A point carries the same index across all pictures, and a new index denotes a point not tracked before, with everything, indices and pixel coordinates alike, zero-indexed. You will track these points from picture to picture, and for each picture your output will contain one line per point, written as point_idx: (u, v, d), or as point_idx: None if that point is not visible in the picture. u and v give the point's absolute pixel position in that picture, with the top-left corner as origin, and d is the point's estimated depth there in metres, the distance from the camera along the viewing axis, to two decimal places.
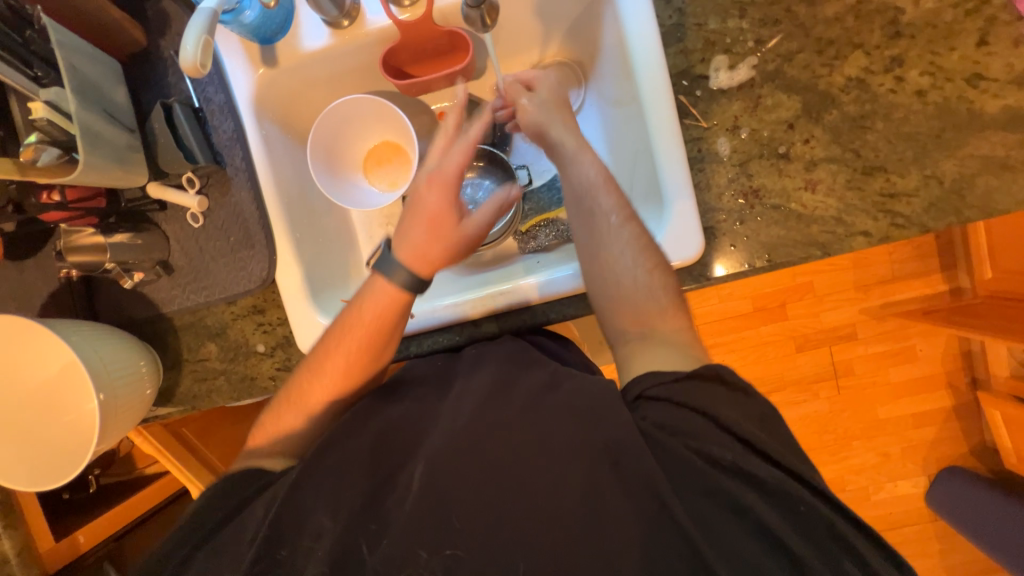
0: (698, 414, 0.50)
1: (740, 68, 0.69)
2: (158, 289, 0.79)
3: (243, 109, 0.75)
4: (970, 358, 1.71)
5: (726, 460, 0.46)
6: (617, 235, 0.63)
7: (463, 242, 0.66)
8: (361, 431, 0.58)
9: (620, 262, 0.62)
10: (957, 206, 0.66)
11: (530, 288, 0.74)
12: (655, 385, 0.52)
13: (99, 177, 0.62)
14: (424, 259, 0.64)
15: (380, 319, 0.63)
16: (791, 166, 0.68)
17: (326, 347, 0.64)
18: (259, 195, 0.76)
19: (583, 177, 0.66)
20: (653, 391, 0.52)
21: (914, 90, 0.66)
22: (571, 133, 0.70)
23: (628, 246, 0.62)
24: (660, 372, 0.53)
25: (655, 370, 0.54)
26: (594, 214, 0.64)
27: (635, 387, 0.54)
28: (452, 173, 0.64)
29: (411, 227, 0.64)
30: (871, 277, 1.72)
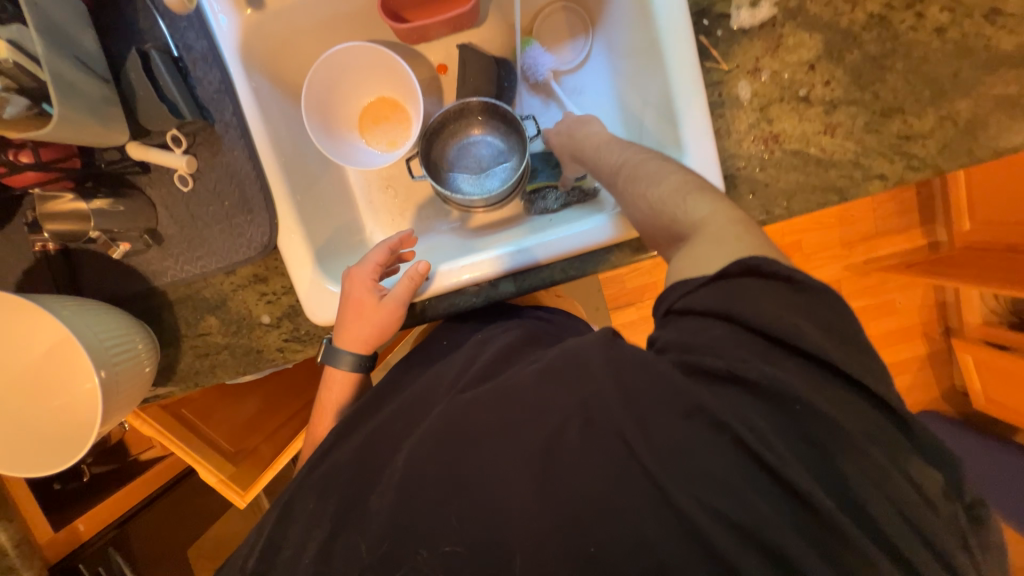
0: (727, 324, 0.45)
1: (762, 5, 0.66)
2: (149, 260, 0.73)
3: (228, 56, 0.68)
4: (944, 308, 1.80)
5: (722, 369, 0.43)
6: (646, 163, 0.62)
7: (390, 319, 0.70)
8: (349, 440, 0.63)
9: (652, 196, 0.58)
10: (970, 145, 0.67)
11: (536, 248, 0.72)
12: (688, 296, 0.48)
13: (76, 132, 0.55)
14: (357, 341, 0.71)
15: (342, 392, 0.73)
16: (811, 109, 0.67)
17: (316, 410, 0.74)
18: (254, 153, 0.70)
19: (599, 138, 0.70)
20: (681, 305, 0.48)
21: (934, 27, 0.65)
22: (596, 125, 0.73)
23: (659, 184, 0.59)
24: (685, 283, 0.49)
25: (681, 281, 0.50)
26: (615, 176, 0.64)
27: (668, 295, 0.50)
28: (370, 264, 0.72)
29: (341, 314, 0.71)
30: (856, 235, 1.76)
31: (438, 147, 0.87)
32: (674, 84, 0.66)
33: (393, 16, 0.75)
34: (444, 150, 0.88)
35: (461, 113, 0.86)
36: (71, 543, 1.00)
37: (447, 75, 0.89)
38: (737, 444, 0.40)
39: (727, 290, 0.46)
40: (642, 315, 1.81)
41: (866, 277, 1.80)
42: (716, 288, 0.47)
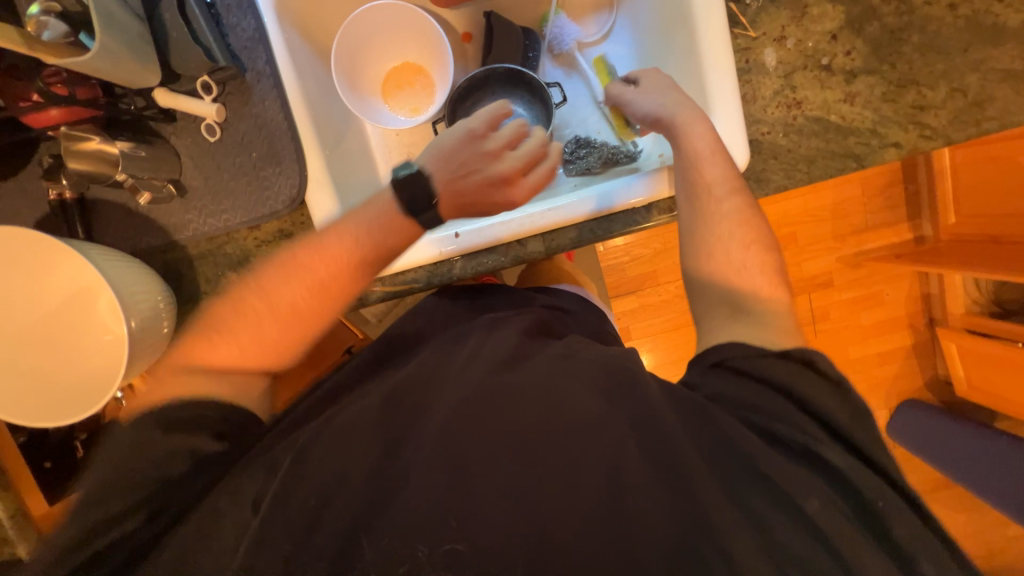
0: (779, 393, 0.50)
1: None
2: (171, 212, 0.72)
3: (260, 3, 0.66)
4: (929, 300, 1.88)
5: (794, 443, 0.48)
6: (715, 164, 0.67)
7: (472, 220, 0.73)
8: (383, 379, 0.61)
9: (721, 233, 0.64)
10: (978, 117, 0.71)
11: (580, 206, 0.74)
12: (739, 355, 0.54)
13: (114, 66, 0.54)
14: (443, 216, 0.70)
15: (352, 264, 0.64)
16: (832, 78, 0.70)
17: (304, 257, 0.63)
18: (286, 103, 0.69)
19: (681, 125, 0.69)
20: (736, 361, 0.54)
21: (947, 3, 0.68)
22: (682, 104, 0.70)
23: (727, 219, 0.65)
24: (746, 345, 0.55)
25: (740, 342, 0.56)
26: (697, 187, 0.67)
27: (718, 351, 0.56)
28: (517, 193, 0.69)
29: (462, 180, 0.67)
30: (847, 228, 1.83)
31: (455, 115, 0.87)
32: (703, 53, 0.70)
33: None
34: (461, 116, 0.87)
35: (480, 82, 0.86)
36: None
37: (471, 44, 0.90)
38: (764, 422, 0.49)
39: (768, 361, 0.52)
40: (642, 303, 1.83)
41: (857, 269, 1.87)
42: (772, 364, 0.52)
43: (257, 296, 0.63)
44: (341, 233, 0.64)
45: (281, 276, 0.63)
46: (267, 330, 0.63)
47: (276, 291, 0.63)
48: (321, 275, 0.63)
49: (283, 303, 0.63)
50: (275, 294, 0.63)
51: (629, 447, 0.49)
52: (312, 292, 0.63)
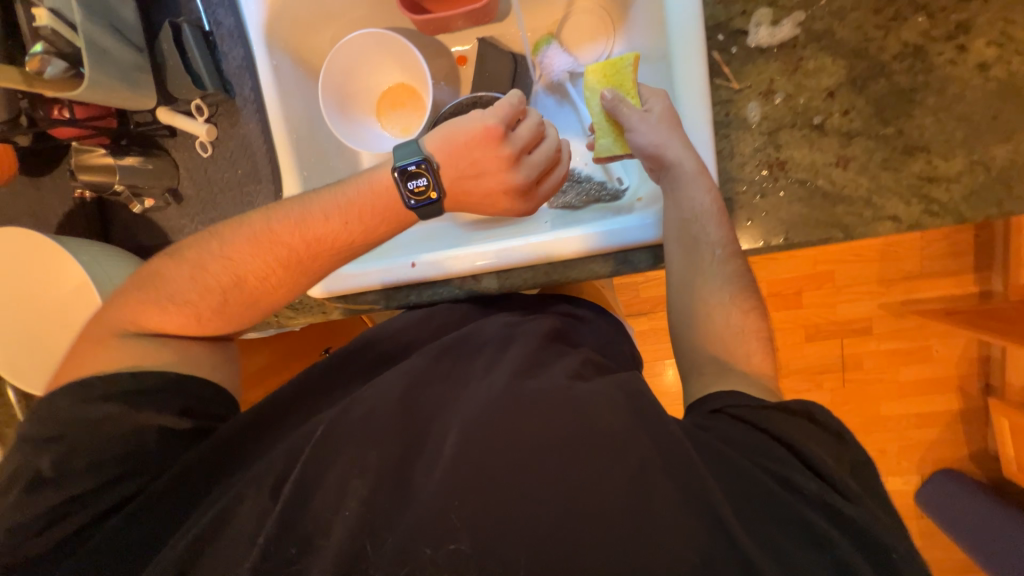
0: (779, 443, 0.48)
1: (784, 24, 0.62)
2: (168, 216, 0.79)
3: (251, 34, 0.72)
4: (986, 364, 1.66)
5: (801, 498, 0.43)
6: (720, 269, 0.62)
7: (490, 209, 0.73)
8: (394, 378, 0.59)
9: (719, 295, 0.61)
10: (1002, 196, 0.61)
11: (578, 242, 0.71)
12: (739, 404, 0.51)
13: (105, 95, 0.61)
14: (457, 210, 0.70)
15: (351, 232, 0.63)
16: (824, 139, 0.64)
17: (302, 214, 0.62)
18: (268, 128, 0.74)
19: (695, 205, 0.63)
20: (733, 408, 0.51)
21: (976, 62, 0.59)
22: (691, 153, 0.63)
23: (727, 281, 0.62)
24: (748, 396, 0.52)
25: (738, 391, 0.53)
26: (698, 243, 0.62)
27: (712, 401, 0.53)
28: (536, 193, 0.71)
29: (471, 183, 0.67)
30: (896, 273, 1.64)
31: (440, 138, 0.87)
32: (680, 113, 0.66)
33: (413, 6, 0.77)
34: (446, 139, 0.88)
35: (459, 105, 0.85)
36: None
37: (465, 67, 0.90)
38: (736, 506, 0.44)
39: (762, 412, 0.50)
40: (652, 326, 1.77)
41: (901, 319, 1.68)
42: (763, 412, 0.50)
43: (223, 263, 0.62)
44: (348, 196, 0.63)
45: (275, 232, 0.62)
46: (227, 302, 0.63)
47: (245, 262, 0.62)
48: (297, 255, 0.62)
49: (250, 277, 0.62)
50: (264, 244, 0.62)
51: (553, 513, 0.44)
52: (284, 271, 0.63)
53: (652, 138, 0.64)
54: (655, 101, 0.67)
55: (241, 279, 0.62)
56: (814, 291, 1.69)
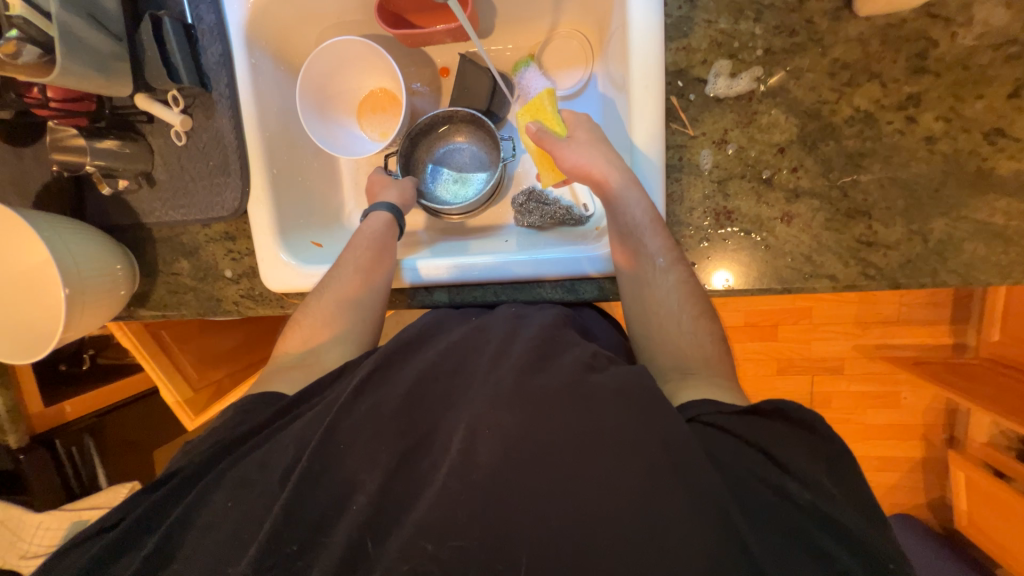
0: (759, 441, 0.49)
1: (741, 78, 0.64)
2: (140, 199, 0.81)
3: (233, 32, 0.75)
4: (953, 416, 1.62)
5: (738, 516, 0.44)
6: (664, 277, 0.64)
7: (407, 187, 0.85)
8: (400, 375, 0.59)
9: (667, 304, 0.63)
10: (936, 267, 0.63)
11: (588, 261, 0.73)
12: (713, 412, 0.52)
13: (78, 81, 0.63)
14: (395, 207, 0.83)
15: (372, 243, 0.76)
16: (771, 193, 0.65)
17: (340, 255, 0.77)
18: (240, 123, 0.77)
19: (630, 217, 0.65)
20: (709, 417, 0.52)
21: (924, 135, 0.61)
22: (620, 166, 0.67)
23: (674, 289, 0.63)
24: (719, 403, 0.53)
25: (713, 400, 0.54)
26: (640, 258, 0.65)
27: (689, 409, 0.54)
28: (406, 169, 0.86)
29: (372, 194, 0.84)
30: (873, 316, 1.58)
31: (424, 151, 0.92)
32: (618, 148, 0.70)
33: (393, 18, 0.78)
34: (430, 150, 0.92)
35: (444, 121, 0.90)
36: (55, 422, 1.13)
37: (448, 78, 0.91)
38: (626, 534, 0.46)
39: (728, 415, 0.51)
40: None
41: (872, 363, 1.62)
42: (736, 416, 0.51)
43: (308, 307, 0.72)
44: (360, 231, 0.78)
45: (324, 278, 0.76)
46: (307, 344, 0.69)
47: (328, 294, 0.72)
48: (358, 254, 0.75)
49: (337, 296, 0.72)
50: (318, 291, 0.74)
51: (449, 535, 0.45)
52: (357, 274, 0.73)
53: (581, 158, 0.69)
54: (578, 124, 0.73)
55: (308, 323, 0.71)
56: (792, 326, 1.62)
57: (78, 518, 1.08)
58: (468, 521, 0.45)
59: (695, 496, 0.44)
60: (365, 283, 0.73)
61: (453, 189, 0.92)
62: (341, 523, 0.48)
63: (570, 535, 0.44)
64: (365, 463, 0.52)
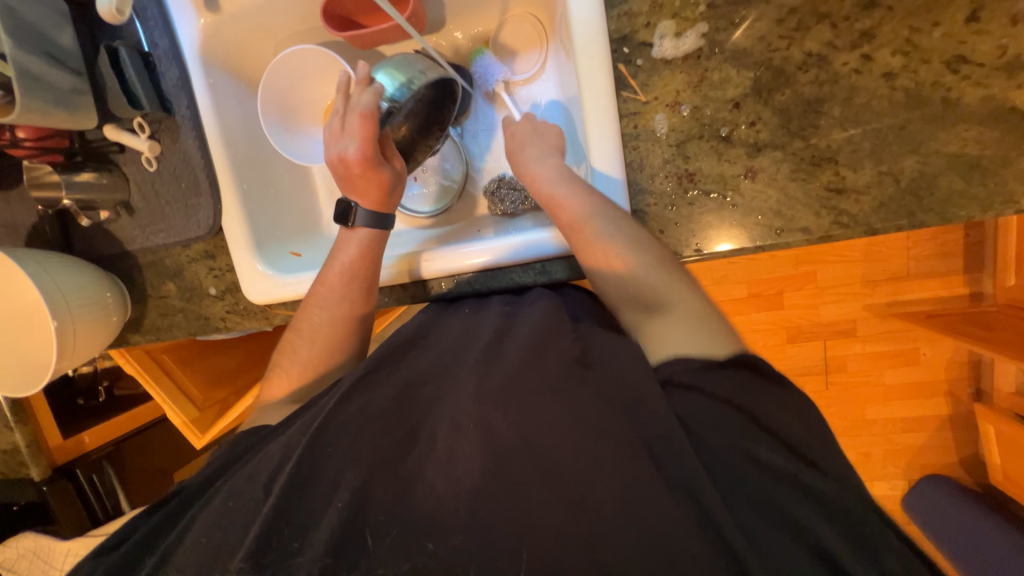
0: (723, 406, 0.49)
1: (687, 36, 0.63)
2: (121, 227, 0.84)
3: (189, 55, 0.77)
4: (978, 369, 1.55)
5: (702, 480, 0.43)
6: (627, 269, 0.60)
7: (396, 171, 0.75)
8: (385, 384, 0.58)
9: (644, 298, 0.59)
10: (913, 207, 0.60)
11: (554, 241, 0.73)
12: (683, 369, 0.51)
13: (42, 117, 0.66)
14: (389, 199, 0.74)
15: (358, 258, 0.73)
16: (732, 150, 0.63)
17: (323, 274, 0.74)
18: (206, 143, 0.79)
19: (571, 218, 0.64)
20: (682, 376, 0.51)
21: (882, 72, 0.59)
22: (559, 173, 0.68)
23: (644, 281, 0.59)
24: (689, 358, 0.52)
25: (683, 354, 0.53)
26: (592, 257, 0.63)
27: (660, 371, 0.53)
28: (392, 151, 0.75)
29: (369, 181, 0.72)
30: (880, 273, 1.52)
31: (400, 117, 0.76)
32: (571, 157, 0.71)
33: (340, 22, 0.78)
34: (408, 120, 0.78)
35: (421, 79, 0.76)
36: (76, 452, 1.16)
37: None
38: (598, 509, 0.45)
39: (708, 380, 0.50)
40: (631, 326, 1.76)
41: (885, 321, 1.56)
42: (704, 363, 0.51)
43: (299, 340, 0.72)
44: (342, 246, 0.74)
45: (312, 304, 0.73)
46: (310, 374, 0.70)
47: (318, 331, 0.71)
48: (346, 286, 0.72)
49: (329, 335, 0.71)
50: (310, 321, 0.72)
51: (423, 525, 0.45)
52: (346, 310, 0.72)
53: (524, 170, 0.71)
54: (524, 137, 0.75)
55: (311, 360, 0.71)
56: (797, 291, 1.57)
57: None
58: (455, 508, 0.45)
59: (664, 465, 0.45)
60: (359, 302, 0.73)
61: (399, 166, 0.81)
62: (318, 528, 0.48)
63: (541, 510, 0.45)
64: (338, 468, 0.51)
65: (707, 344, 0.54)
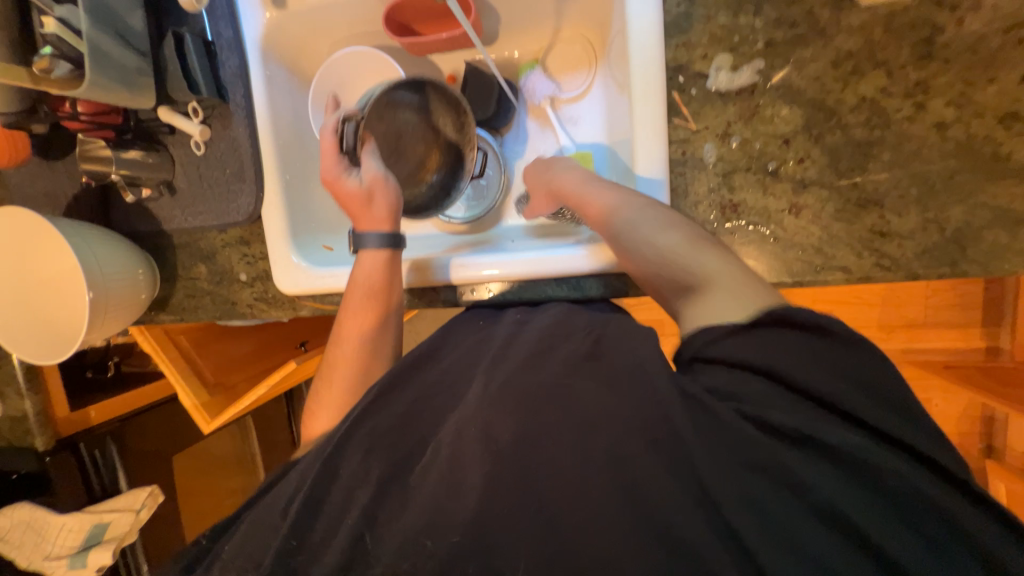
0: None
1: (743, 71, 0.64)
2: (161, 207, 0.85)
3: (250, 47, 0.79)
4: (990, 425, 1.52)
5: None
6: (671, 249, 0.58)
7: (381, 184, 0.74)
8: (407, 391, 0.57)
9: (694, 281, 0.55)
10: (955, 257, 0.60)
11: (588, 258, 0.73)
12: (710, 342, 0.48)
13: (105, 94, 0.67)
14: (378, 219, 0.74)
15: (372, 291, 0.72)
16: (778, 185, 0.64)
17: (341, 314, 0.73)
18: (256, 132, 0.80)
19: (609, 213, 0.64)
20: (708, 351, 0.48)
21: (934, 121, 0.60)
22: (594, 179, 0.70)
23: (694, 263, 0.56)
24: (713, 327, 0.49)
25: (707, 325, 0.50)
26: (633, 242, 0.61)
27: (688, 346, 0.50)
28: (369, 164, 0.75)
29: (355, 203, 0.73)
30: (898, 319, 1.51)
31: (423, 143, 0.83)
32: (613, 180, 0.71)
33: (399, 28, 0.80)
34: (439, 150, 0.84)
35: (426, 101, 0.81)
36: (80, 425, 1.15)
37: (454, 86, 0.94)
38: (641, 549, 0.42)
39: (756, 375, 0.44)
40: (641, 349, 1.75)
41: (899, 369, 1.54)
42: (746, 337, 0.46)
43: (323, 386, 0.72)
44: (354, 281, 0.74)
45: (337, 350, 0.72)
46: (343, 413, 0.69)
47: (338, 376, 0.71)
48: (363, 324, 0.72)
49: (357, 372, 0.71)
50: (334, 363, 0.72)
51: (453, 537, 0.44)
52: (369, 341, 0.72)
53: (559, 182, 0.74)
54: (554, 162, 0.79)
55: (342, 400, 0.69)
56: None
57: (100, 521, 1.13)
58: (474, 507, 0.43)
59: None
60: (378, 331, 0.72)
61: (445, 196, 0.84)
62: (346, 531, 0.48)
63: None
64: (369, 464, 0.51)
65: (737, 312, 0.49)
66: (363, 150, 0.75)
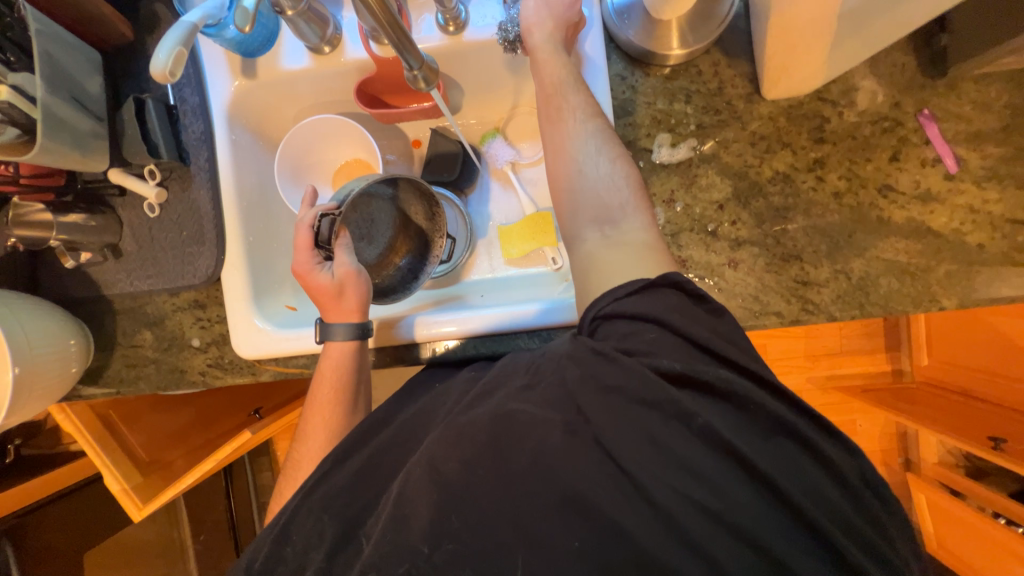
0: None
1: (680, 147, 0.75)
2: (103, 271, 0.79)
3: (216, 113, 0.80)
4: (904, 439, 1.70)
5: None
6: (589, 149, 0.63)
7: (353, 277, 0.73)
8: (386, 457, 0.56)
9: (598, 190, 0.61)
10: (862, 300, 0.72)
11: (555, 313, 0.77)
12: (610, 303, 0.51)
13: (56, 159, 0.64)
14: (350, 311, 0.73)
15: (337, 379, 0.71)
16: (717, 243, 0.74)
17: (307, 406, 0.71)
18: (218, 194, 0.79)
19: (555, 82, 0.67)
20: (609, 309, 0.51)
21: (832, 191, 0.73)
22: (552, 40, 0.69)
23: (603, 171, 0.62)
24: (614, 290, 0.52)
25: (609, 291, 0.53)
26: (561, 114, 0.65)
27: (589, 315, 0.53)
28: (342, 258, 0.74)
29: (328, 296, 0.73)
30: (819, 349, 1.69)
31: (393, 229, 0.84)
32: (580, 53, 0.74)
33: (369, 99, 0.84)
34: (407, 239, 0.85)
35: (396, 191, 0.82)
36: None
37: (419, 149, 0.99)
38: None
39: (687, 351, 0.48)
40: None
41: (827, 394, 1.71)
42: (645, 295, 0.51)
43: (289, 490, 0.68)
44: (320, 370, 0.73)
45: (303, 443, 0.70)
46: None
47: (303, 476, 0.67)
48: (329, 414, 0.70)
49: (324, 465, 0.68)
50: (299, 458, 0.69)
51: None
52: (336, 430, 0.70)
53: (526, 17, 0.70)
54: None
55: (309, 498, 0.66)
56: None
57: None
58: (457, 563, 0.43)
59: None
60: (346, 418, 0.71)
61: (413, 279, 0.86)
62: None
63: None
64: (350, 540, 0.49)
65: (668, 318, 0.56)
66: (336, 244, 0.74)
